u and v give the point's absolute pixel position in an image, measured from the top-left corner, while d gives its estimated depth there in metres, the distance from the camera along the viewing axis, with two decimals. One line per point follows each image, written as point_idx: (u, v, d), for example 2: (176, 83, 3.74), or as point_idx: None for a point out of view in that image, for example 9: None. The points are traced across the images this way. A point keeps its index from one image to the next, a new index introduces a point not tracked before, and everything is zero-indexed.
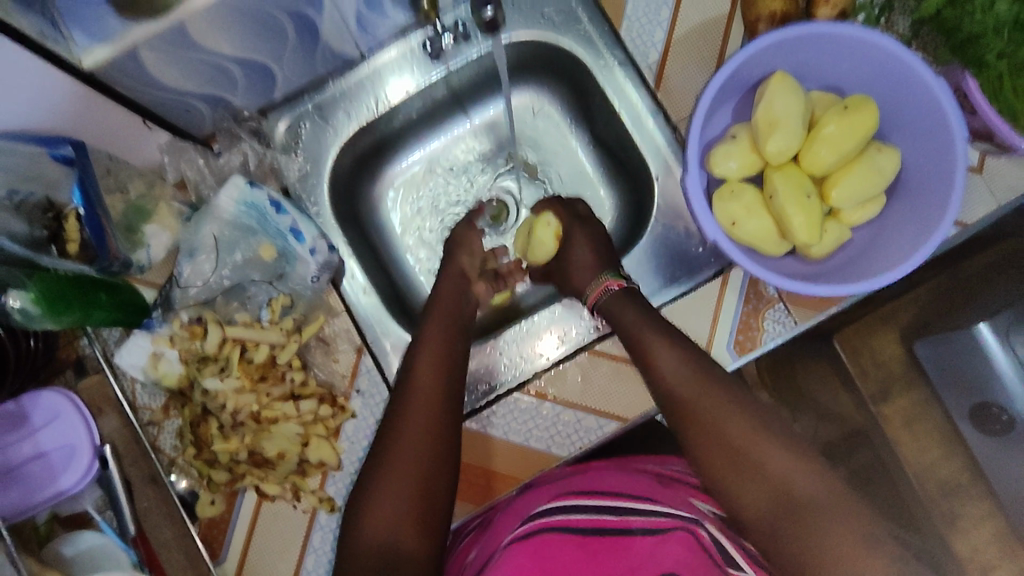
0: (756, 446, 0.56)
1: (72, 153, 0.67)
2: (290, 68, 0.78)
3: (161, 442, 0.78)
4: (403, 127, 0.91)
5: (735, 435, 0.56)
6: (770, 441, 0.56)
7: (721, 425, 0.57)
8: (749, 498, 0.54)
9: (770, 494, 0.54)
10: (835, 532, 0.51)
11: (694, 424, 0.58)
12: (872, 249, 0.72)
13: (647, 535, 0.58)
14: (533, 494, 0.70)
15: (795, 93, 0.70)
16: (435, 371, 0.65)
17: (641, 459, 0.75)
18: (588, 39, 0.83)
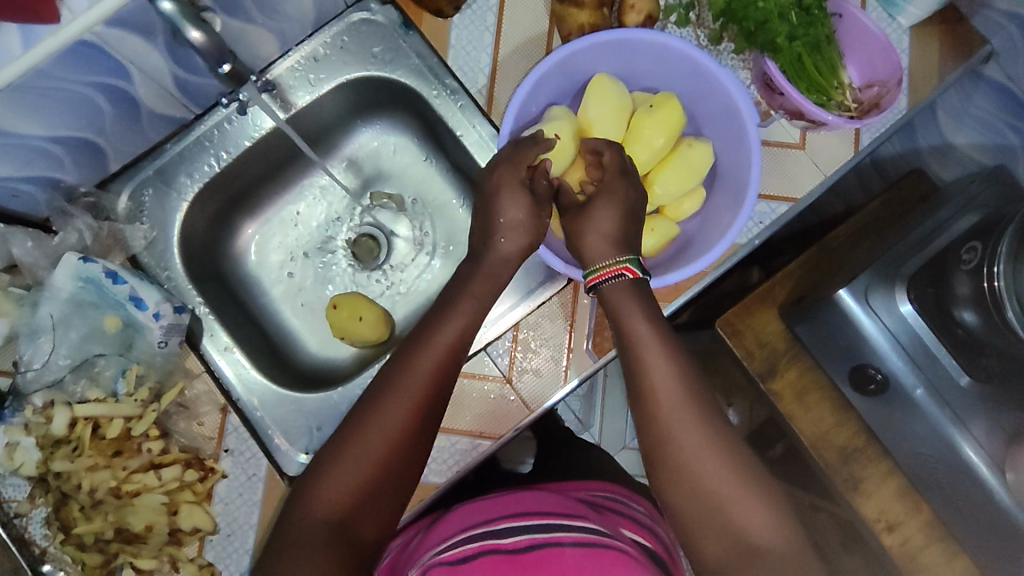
0: (704, 458, 0.58)
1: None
2: (118, 138, 0.78)
3: (30, 533, 0.76)
4: (254, 180, 0.92)
5: (685, 440, 0.59)
6: (718, 455, 0.58)
7: (675, 429, 0.59)
8: (683, 501, 0.58)
9: (706, 500, 0.57)
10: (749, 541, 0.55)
11: (651, 415, 0.61)
12: (699, 237, 0.73)
13: (575, 548, 0.62)
14: (464, 510, 0.72)
15: (610, 93, 0.72)
16: (433, 365, 0.64)
17: (582, 489, 0.81)
18: (418, 71, 0.86)
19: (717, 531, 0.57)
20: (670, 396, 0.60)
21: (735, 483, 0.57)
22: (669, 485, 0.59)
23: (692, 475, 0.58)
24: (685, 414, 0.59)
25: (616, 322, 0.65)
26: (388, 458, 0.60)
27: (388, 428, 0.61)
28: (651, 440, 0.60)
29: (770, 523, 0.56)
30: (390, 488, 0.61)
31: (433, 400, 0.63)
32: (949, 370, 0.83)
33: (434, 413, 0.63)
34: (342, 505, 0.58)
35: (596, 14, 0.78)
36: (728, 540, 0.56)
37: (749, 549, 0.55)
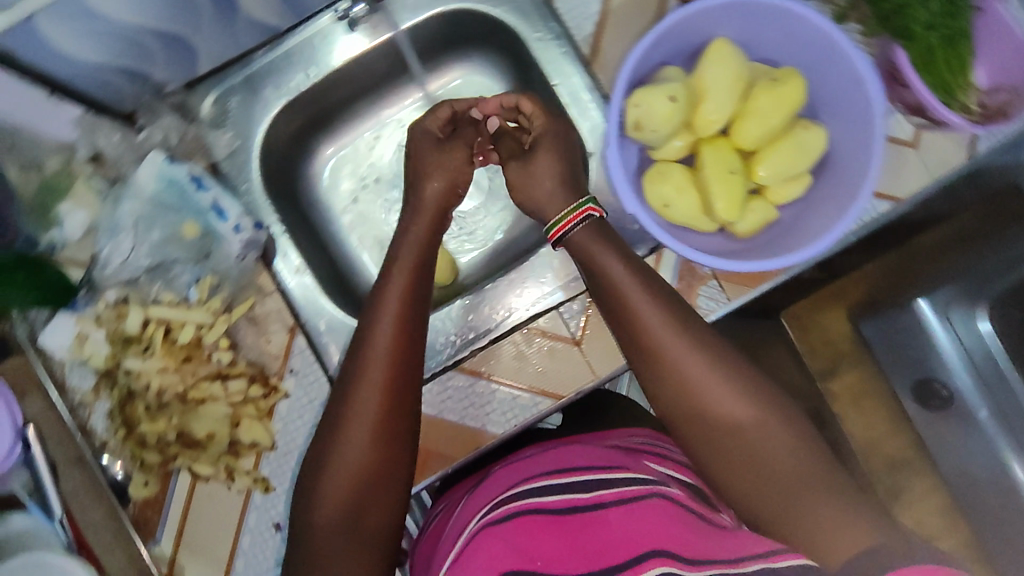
0: (716, 394, 0.58)
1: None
2: (210, 40, 0.75)
3: (92, 423, 0.76)
4: (336, 103, 0.89)
5: (695, 385, 0.59)
6: (729, 391, 0.58)
7: (685, 373, 0.59)
8: (708, 444, 0.59)
9: (733, 440, 0.58)
10: (780, 463, 0.57)
11: (653, 362, 0.60)
12: (800, 226, 0.71)
13: (618, 506, 0.60)
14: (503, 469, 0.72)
15: (730, 60, 0.68)
16: (395, 329, 0.62)
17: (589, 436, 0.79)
18: (521, 9, 0.81)
19: (753, 472, 0.58)
20: (675, 348, 0.59)
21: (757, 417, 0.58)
22: (689, 425, 0.59)
23: (714, 421, 0.59)
24: (697, 365, 0.59)
25: (603, 277, 0.63)
26: (378, 447, 0.59)
27: (369, 414, 0.59)
28: (663, 388, 0.60)
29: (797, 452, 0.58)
30: (394, 472, 0.60)
31: (403, 373, 0.60)
32: (1019, 394, 0.86)
33: (407, 382, 0.61)
34: (348, 502, 0.58)
35: None
36: (759, 473, 0.58)
37: (788, 483, 0.57)
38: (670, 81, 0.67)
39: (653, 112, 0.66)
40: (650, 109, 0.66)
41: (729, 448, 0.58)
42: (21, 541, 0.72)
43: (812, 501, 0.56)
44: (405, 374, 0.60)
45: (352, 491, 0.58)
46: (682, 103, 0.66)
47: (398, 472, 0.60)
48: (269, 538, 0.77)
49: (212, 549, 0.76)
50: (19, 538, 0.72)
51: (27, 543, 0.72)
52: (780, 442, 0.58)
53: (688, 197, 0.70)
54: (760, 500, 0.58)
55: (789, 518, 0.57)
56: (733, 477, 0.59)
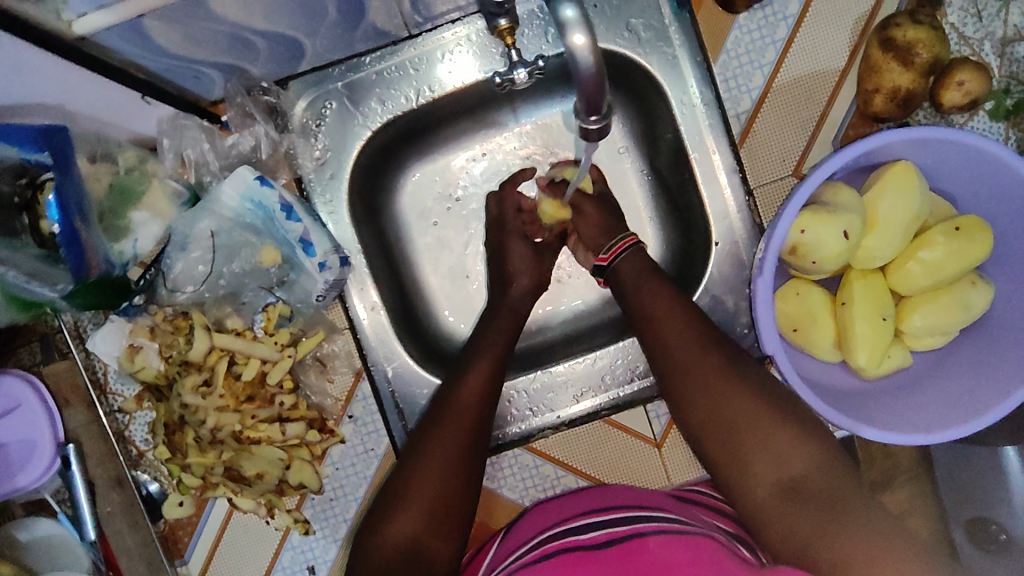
0: (757, 423, 0.56)
1: (51, 159, 0.55)
2: (323, 42, 0.65)
3: (131, 432, 0.72)
4: (441, 118, 0.78)
5: (738, 412, 0.57)
6: (772, 418, 0.56)
7: (726, 399, 0.58)
8: (750, 479, 0.55)
9: (775, 472, 0.54)
10: (825, 493, 0.52)
11: (691, 388, 0.60)
12: (934, 379, 0.66)
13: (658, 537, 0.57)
14: (538, 509, 0.69)
15: (912, 196, 0.60)
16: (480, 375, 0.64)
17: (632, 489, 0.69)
18: (673, 63, 0.71)
19: (775, 480, 0.54)
20: (691, 352, 0.61)
21: (776, 421, 0.56)
22: (725, 456, 0.57)
23: (731, 424, 0.57)
24: (735, 391, 0.58)
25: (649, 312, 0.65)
26: (447, 474, 0.57)
27: (446, 449, 0.58)
28: (702, 413, 0.59)
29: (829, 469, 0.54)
30: (457, 507, 0.56)
31: (480, 422, 0.61)
32: None
33: (480, 435, 0.61)
34: (412, 533, 0.54)
35: (920, 81, 0.64)
36: (800, 498, 0.52)
37: (814, 496, 0.52)
38: (846, 209, 0.59)
39: (820, 246, 0.59)
40: (817, 241, 0.59)
41: (741, 450, 0.56)
42: (46, 549, 0.68)
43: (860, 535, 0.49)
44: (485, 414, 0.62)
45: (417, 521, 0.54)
46: (854, 241, 0.59)
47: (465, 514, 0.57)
48: None
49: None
50: (46, 544, 0.68)
51: (54, 552, 0.68)
52: (823, 475, 0.53)
53: (822, 326, 0.65)
54: (806, 540, 0.50)
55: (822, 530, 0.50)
56: (757, 486, 0.55)
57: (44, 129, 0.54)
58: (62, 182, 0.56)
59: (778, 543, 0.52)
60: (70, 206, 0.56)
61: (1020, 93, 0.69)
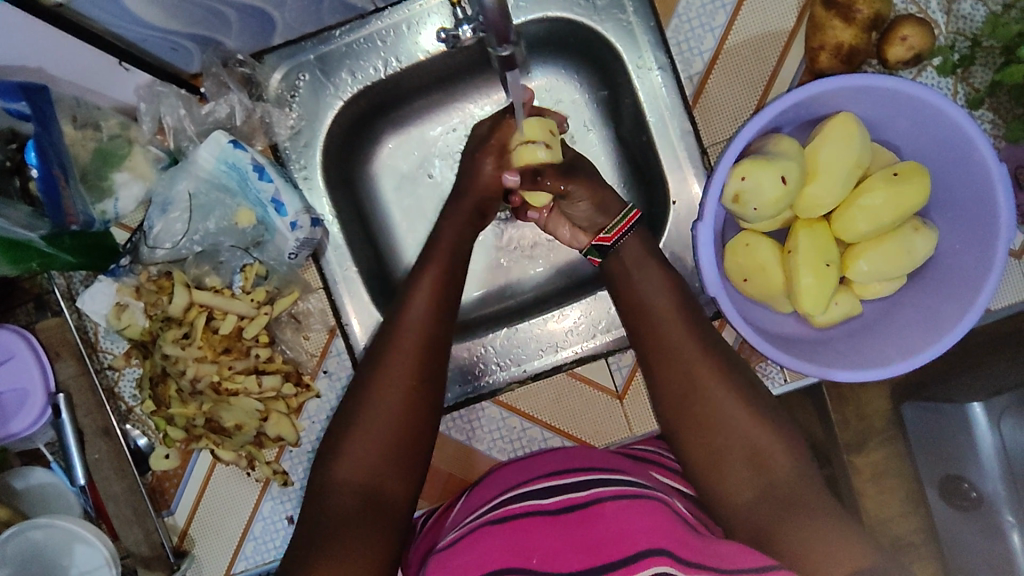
0: (739, 421, 0.58)
1: (27, 109, 0.59)
2: (292, 14, 0.69)
3: (119, 389, 0.76)
4: (410, 90, 0.81)
5: (723, 408, 0.58)
6: (752, 420, 0.58)
7: (711, 397, 0.59)
8: (725, 474, 0.57)
9: (749, 470, 0.57)
10: (793, 488, 0.56)
11: (680, 383, 0.60)
12: (883, 327, 0.68)
13: (614, 502, 0.55)
14: (506, 468, 0.69)
15: (852, 144, 0.63)
16: (430, 297, 0.62)
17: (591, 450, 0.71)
18: (628, 29, 0.74)
19: (753, 485, 0.56)
20: (689, 352, 0.60)
21: (765, 430, 0.58)
22: (701, 446, 0.58)
23: (719, 424, 0.58)
24: (721, 390, 0.59)
25: (629, 297, 0.64)
26: (399, 412, 0.57)
27: (398, 386, 0.57)
28: (686, 406, 0.59)
29: (804, 480, 0.56)
30: (417, 437, 0.57)
31: (429, 351, 0.59)
32: None
33: (430, 362, 0.59)
34: (365, 477, 0.55)
35: (861, 37, 0.67)
36: (764, 492, 0.56)
37: (787, 501, 0.55)
38: (785, 157, 0.62)
39: (759, 191, 0.61)
40: (757, 187, 0.61)
41: (722, 444, 0.58)
42: (40, 495, 0.73)
43: (816, 527, 0.53)
44: (435, 343, 0.60)
45: (372, 459, 0.55)
46: (792, 187, 0.61)
47: (424, 444, 0.58)
48: (281, 530, 0.77)
49: (223, 528, 0.77)
50: (40, 491, 0.73)
51: (48, 499, 0.73)
52: (790, 476, 0.56)
53: (772, 277, 0.66)
54: (766, 528, 0.54)
55: (778, 521, 0.54)
56: (735, 487, 0.57)
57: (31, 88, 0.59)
58: (39, 130, 0.60)
59: (738, 528, 0.56)
60: (48, 152, 0.61)
61: (967, 48, 0.70)
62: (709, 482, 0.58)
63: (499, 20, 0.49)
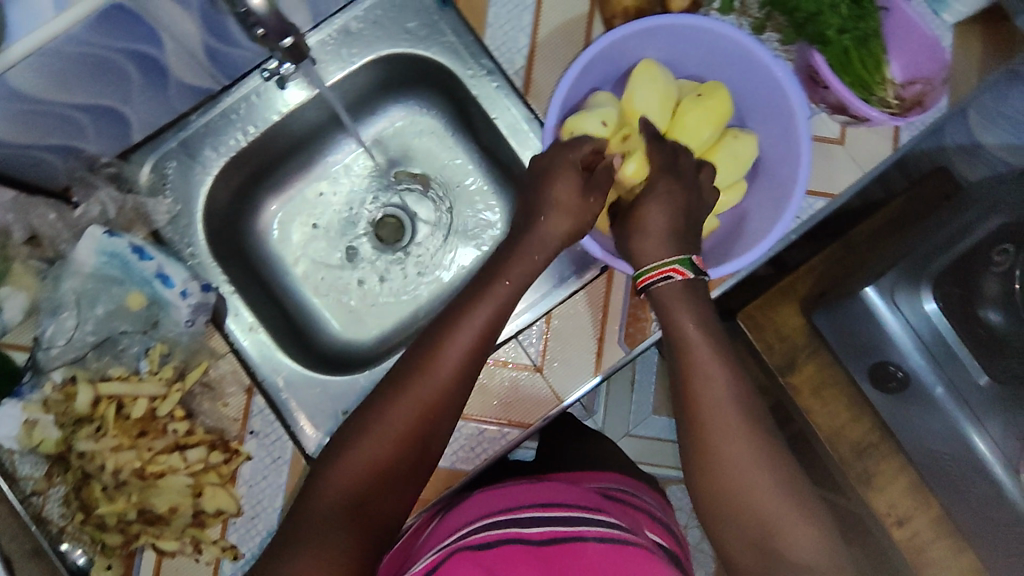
0: (759, 493, 0.56)
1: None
2: (143, 110, 0.76)
3: (47, 512, 0.74)
4: (278, 155, 0.89)
5: (739, 472, 0.57)
6: (772, 490, 0.56)
7: (736, 457, 0.57)
8: (728, 533, 0.57)
9: (759, 537, 0.55)
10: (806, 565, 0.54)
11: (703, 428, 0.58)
12: (742, 231, 0.72)
13: (598, 541, 0.63)
14: (483, 497, 0.73)
15: (654, 79, 0.71)
16: (452, 364, 0.62)
17: (572, 475, 0.84)
18: (453, 49, 0.83)
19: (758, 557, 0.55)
20: (718, 399, 0.58)
21: (787, 506, 0.56)
22: (710, 486, 0.58)
23: (731, 479, 0.57)
24: (748, 448, 0.57)
25: (670, 324, 0.63)
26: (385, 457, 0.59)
27: (394, 428, 0.60)
28: (704, 460, 0.58)
29: (811, 527, 0.55)
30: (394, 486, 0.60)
31: (443, 403, 0.61)
32: (969, 369, 0.84)
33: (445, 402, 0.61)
34: (339, 503, 0.58)
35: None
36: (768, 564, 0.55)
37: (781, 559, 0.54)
38: (601, 106, 0.69)
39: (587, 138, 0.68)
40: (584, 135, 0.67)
41: (737, 508, 0.56)
42: None
43: None
44: (443, 409, 0.61)
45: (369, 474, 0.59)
46: (613, 127, 0.68)
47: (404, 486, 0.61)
48: None
49: None
50: None
51: None
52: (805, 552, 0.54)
53: None
54: None
55: None
56: (735, 552, 0.57)
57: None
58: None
59: None
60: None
61: None
62: (713, 527, 0.58)
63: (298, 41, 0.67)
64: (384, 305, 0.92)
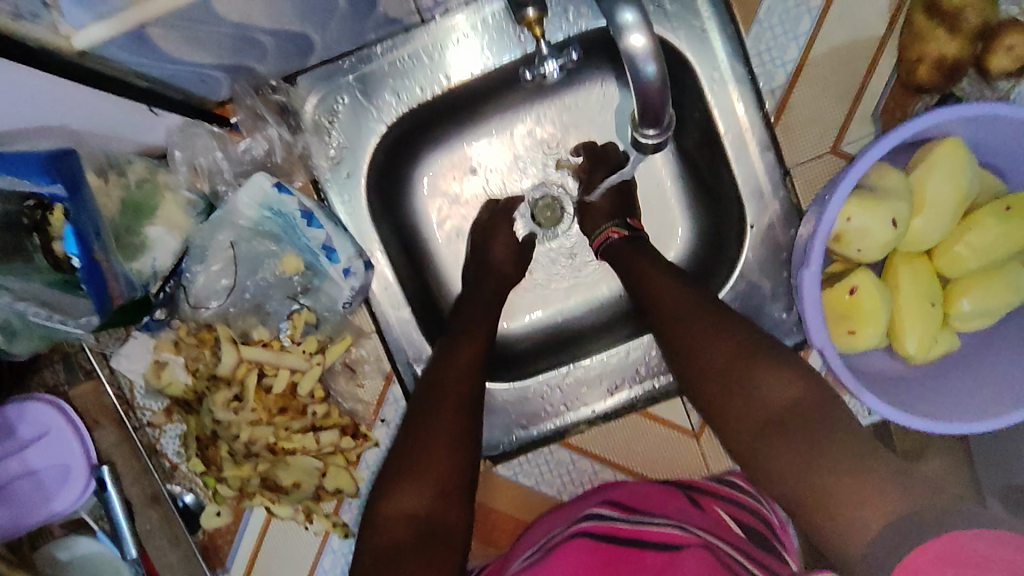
0: (751, 368, 0.55)
1: (62, 192, 0.53)
2: (332, 34, 0.61)
3: (162, 445, 0.71)
4: (455, 106, 0.73)
5: (716, 356, 0.56)
6: (766, 364, 0.54)
7: (701, 343, 0.58)
8: (739, 421, 0.54)
9: (764, 411, 0.53)
10: (838, 438, 0.49)
11: (676, 336, 0.60)
12: (980, 361, 0.66)
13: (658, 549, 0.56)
14: (548, 517, 0.70)
15: (960, 174, 0.58)
16: (467, 374, 0.63)
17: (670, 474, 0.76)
18: (702, 37, 0.67)
19: (788, 447, 0.50)
20: (685, 304, 0.61)
21: (786, 376, 0.54)
22: (702, 388, 0.57)
23: (707, 363, 0.57)
24: (717, 334, 0.57)
25: (638, 281, 0.66)
26: (440, 456, 0.57)
27: (439, 437, 0.58)
28: (686, 367, 0.58)
29: (817, 391, 0.53)
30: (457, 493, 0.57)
31: (468, 395, 0.62)
32: None
33: (463, 421, 0.60)
34: (410, 509, 0.55)
35: (967, 50, 0.61)
36: (801, 444, 0.50)
37: (802, 427, 0.51)
38: (892, 195, 0.58)
39: (867, 234, 0.58)
40: (865, 229, 0.57)
41: (732, 390, 0.55)
42: (85, 565, 0.68)
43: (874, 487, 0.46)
44: (466, 400, 0.61)
45: (423, 496, 0.55)
46: (901, 228, 0.58)
47: (469, 485, 0.58)
48: None
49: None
50: (85, 562, 0.68)
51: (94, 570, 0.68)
52: (817, 409, 0.51)
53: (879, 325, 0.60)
54: (811, 482, 0.49)
55: (811, 469, 0.49)
56: (747, 434, 0.53)
57: (53, 156, 0.51)
58: (75, 215, 0.54)
59: (788, 493, 0.50)
60: (87, 235, 0.54)
61: None
62: (731, 438, 0.55)
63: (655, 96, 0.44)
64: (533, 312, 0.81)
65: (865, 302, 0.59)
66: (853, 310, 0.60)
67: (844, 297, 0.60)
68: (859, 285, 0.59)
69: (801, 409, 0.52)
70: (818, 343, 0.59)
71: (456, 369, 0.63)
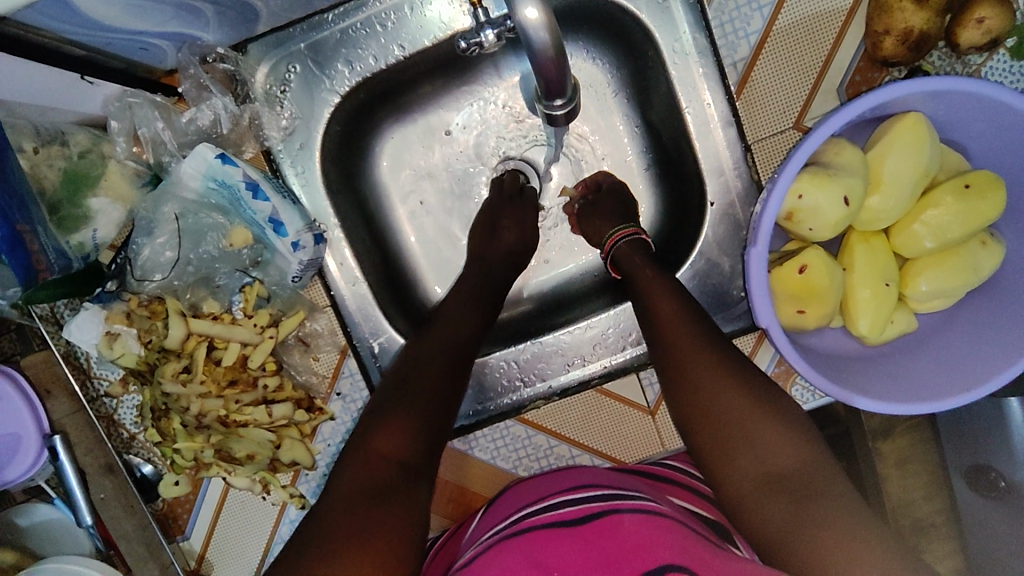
0: (751, 421, 0.52)
1: None
2: (278, 3, 0.59)
3: (119, 416, 0.71)
4: (414, 78, 0.71)
5: (719, 401, 0.53)
6: (767, 420, 0.52)
7: (702, 386, 0.54)
8: (735, 474, 0.51)
9: (761, 468, 0.50)
10: (835, 511, 0.46)
11: (674, 373, 0.56)
12: (937, 341, 0.65)
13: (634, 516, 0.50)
14: (518, 487, 0.64)
15: (920, 150, 0.56)
16: (442, 341, 0.62)
17: (629, 452, 0.76)
18: (663, 7, 0.64)
19: (783, 507, 0.48)
20: (685, 337, 0.57)
21: (786, 435, 0.51)
22: (699, 433, 0.53)
23: (706, 408, 0.54)
24: (721, 379, 0.54)
25: (638, 302, 0.62)
26: (419, 415, 0.56)
27: (420, 394, 0.57)
28: (685, 409, 0.55)
29: (817, 456, 0.50)
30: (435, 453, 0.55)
31: (446, 358, 0.60)
32: None
33: (452, 379, 0.60)
34: (389, 454, 0.52)
35: (932, 23, 0.59)
36: (794, 507, 0.47)
37: (800, 491, 0.48)
38: (846, 171, 0.56)
39: (817, 212, 0.56)
40: (815, 207, 0.56)
41: (729, 442, 0.52)
42: (45, 532, 0.70)
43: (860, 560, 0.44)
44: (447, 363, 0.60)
45: (406, 438, 0.54)
46: (854, 206, 0.57)
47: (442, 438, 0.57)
48: None
49: (240, 546, 0.74)
50: (45, 528, 0.70)
51: (55, 535, 0.70)
52: (815, 475, 0.49)
53: (831, 302, 0.59)
54: (797, 546, 0.46)
55: (799, 533, 0.46)
56: (739, 485, 0.50)
57: None
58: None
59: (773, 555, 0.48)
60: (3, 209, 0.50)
61: None
62: (720, 486, 0.52)
63: (553, 70, 0.49)
64: (527, 280, 0.79)
65: (819, 280, 0.58)
66: (804, 289, 0.59)
67: (794, 275, 0.59)
68: (810, 262, 0.58)
69: (799, 473, 0.49)
70: (767, 327, 0.59)
71: (443, 331, 0.63)
